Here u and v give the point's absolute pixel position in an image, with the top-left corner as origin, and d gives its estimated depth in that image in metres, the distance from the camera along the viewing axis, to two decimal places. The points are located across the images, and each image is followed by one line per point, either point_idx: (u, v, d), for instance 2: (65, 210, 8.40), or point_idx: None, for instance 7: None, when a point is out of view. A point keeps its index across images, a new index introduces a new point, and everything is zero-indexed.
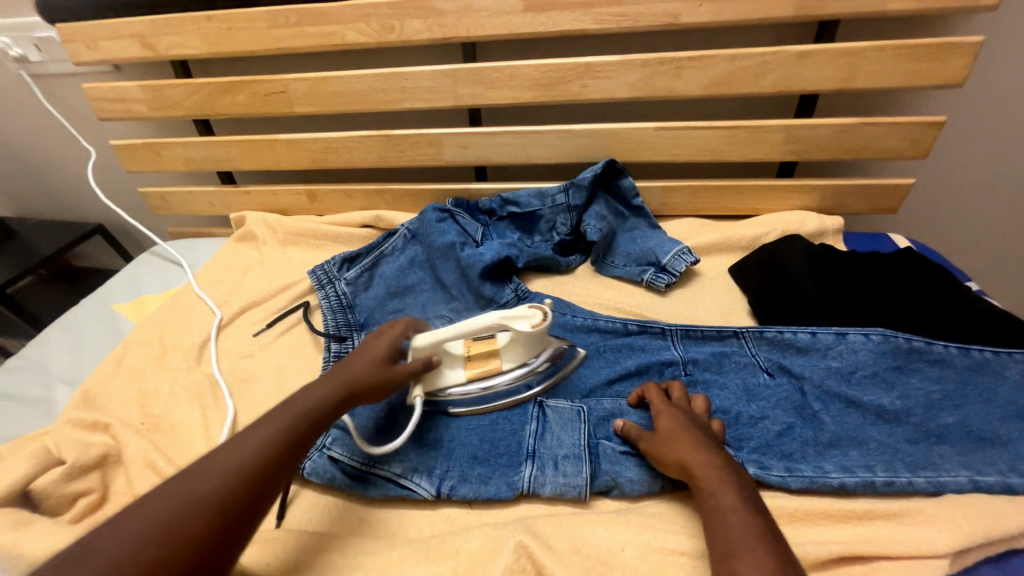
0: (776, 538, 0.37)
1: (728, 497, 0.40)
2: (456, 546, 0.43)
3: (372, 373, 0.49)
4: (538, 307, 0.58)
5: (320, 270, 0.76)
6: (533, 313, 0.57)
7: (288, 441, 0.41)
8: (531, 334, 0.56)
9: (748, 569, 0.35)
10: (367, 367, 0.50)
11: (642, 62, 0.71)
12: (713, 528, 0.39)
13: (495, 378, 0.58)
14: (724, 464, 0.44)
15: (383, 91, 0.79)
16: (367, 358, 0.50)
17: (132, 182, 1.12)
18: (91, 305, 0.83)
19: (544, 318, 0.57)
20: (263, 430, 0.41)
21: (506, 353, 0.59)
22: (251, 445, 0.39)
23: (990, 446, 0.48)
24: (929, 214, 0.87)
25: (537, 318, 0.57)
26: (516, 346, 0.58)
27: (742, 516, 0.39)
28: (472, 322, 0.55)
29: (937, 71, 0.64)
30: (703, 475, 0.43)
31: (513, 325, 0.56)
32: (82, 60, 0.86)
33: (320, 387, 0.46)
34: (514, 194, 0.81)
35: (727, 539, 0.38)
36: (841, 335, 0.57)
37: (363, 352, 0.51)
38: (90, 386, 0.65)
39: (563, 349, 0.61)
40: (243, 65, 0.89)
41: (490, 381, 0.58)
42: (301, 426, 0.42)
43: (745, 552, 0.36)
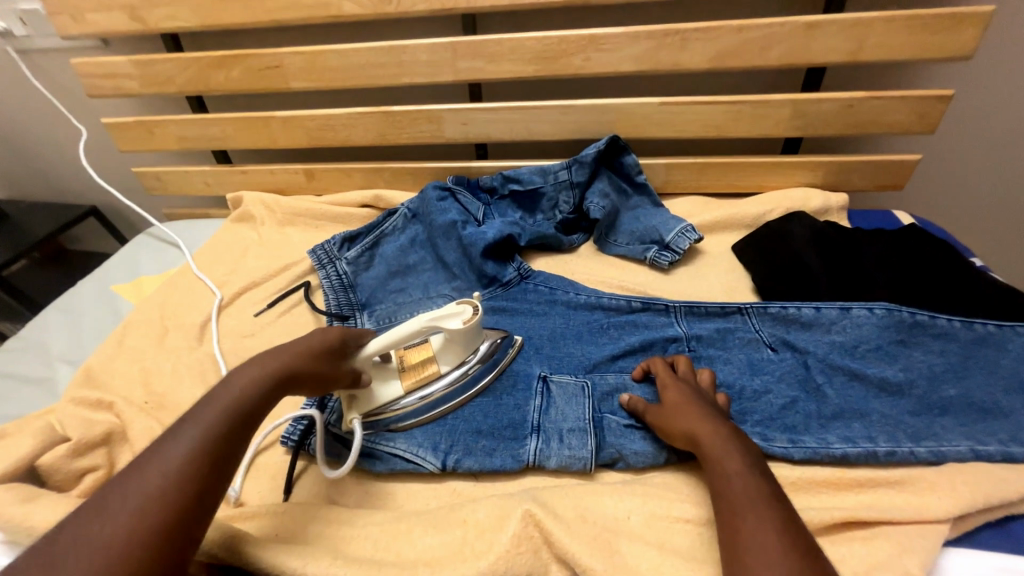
0: (782, 502, 0.37)
1: (733, 463, 0.41)
2: (464, 516, 0.44)
3: (313, 362, 0.46)
4: (467, 301, 0.55)
5: (320, 250, 0.75)
6: (463, 309, 0.54)
7: (230, 425, 0.38)
8: (464, 331, 0.54)
9: (753, 530, 0.35)
10: (305, 355, 0.45)
11: (646, 34, 0.69)
12: (718, 493, 0.40)
13: (433, 385, 0.55)
14: (729, 433, 0.43)
15: (381, 66, 0.77)
16: (305, 347, 0.46)
17: (125, 162, 1.10)
18: (88, 286, 0.82)
19: (474, 313, 0.55)
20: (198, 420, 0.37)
21: (443, 356, 0.56)
22: (190, 438, 0.35)
23: (991, 417, 0.48)
24: (932, 191, 0.86)
25: (468, 314, 0.54)
26: (451, 346, 0.55)
27: (747, 482, 0.39)
28: (399, 331, 0.51)
29: (948, 42, 0.63)
30: (709, 442, 0.43)
31: (443, 325, 0.52)
32: (69, 34, 0.83)
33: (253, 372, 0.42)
34: (515, 171, 0.80)
35: (732, 499, 0.38)
36: (845, 310, 0.57)
37: (299, 341, 0.47)
38: (92, 365, 0.65)
39: (500, 341, 0.60)
40: (236, 38, 0.87)
41: (427, 390, 0.55)
42: (243, 407, 0.39)
43: (750, 514, 0.36)
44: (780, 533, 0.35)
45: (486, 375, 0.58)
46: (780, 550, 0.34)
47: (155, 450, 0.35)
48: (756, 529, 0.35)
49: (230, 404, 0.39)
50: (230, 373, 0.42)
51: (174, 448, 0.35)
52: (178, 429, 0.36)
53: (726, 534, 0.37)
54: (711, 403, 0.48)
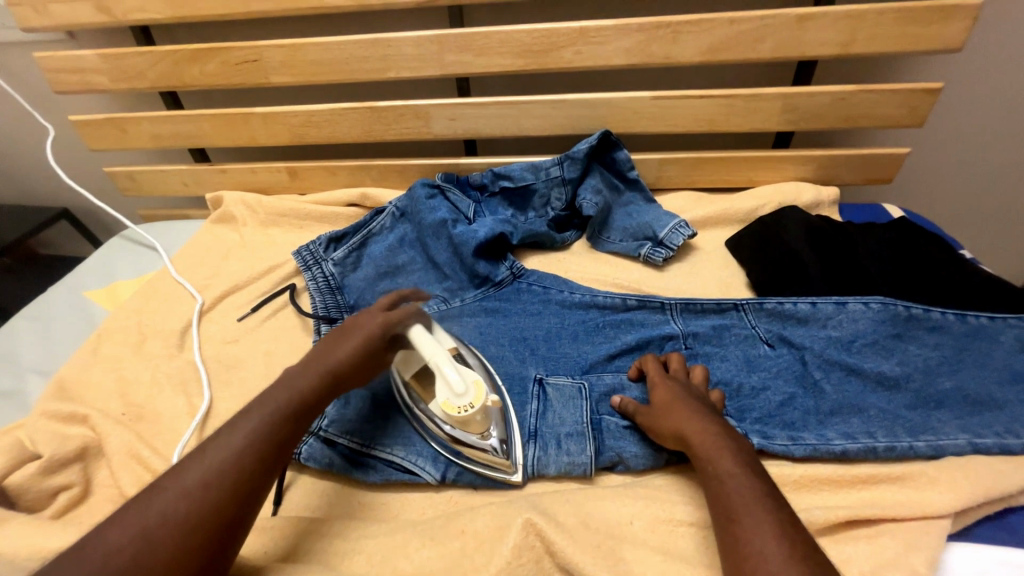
0: (779, 504, 0.37)
1: (727, 463, 0.40)
2: (462, 526, 0.43)
3: (354, 361, 0.47)
4: (475, 392, 0.47)
5: (305, 251, 0.73)
6: (461, 394, 0.47)
7: (281, 429, 0.40)
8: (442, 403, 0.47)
9: (750, 533, 0.35)
10: (353, 355, 0.47)
11: (638, 27, 0.68)
12: (713, 495, 0.39)
13: (493, 435, 0.49)
14: (720, 430, 0.43)
15: (366, 60, 0.74)
16: (357, 344, 0.48)
17: (96, 161, 1.05)
18: (58, 293, 0.78)
19: (462, 406, 0.47)
20: (250, 424, 0.40)
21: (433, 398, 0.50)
22: (242, 438, 0.39)
23: (986, 409, 0.49)
24: (919, 183, 0.87)
25: (458, 403, 0.47)
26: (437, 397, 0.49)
27: (742, 481, 0.38)
28: (424, 346, 0.48)
29: (937, 34, 0.63)
30: (701, 441, 0.42)
31: (438, 383, 0.47)
32: (31, 26, 0.79)
33: (306, 376, 0.44)
34: (506, 168, 0.78)
35: (729, 503, 0.37)
36: (841, 304, 0.57)
37: (352, 335, 0.48)
38: (64, 377, 0.62)
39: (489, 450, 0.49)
40: (211, 31, 0.83)
41: (468, 438, 0.49)
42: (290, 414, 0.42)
43: (748, 518, 0.36)
44: (778, 537, 0.34)
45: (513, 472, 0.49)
46: (779, 556, 0.33)
47: (205, 447, 0.38)
48: (754, 532, 0.35)
49: (283, 405, 0.42)
50: (285, 374, 0.45)
51: (231, 441, 0.38)
52: (237, 423, 0.40)
53: (724, 538, 0.36)
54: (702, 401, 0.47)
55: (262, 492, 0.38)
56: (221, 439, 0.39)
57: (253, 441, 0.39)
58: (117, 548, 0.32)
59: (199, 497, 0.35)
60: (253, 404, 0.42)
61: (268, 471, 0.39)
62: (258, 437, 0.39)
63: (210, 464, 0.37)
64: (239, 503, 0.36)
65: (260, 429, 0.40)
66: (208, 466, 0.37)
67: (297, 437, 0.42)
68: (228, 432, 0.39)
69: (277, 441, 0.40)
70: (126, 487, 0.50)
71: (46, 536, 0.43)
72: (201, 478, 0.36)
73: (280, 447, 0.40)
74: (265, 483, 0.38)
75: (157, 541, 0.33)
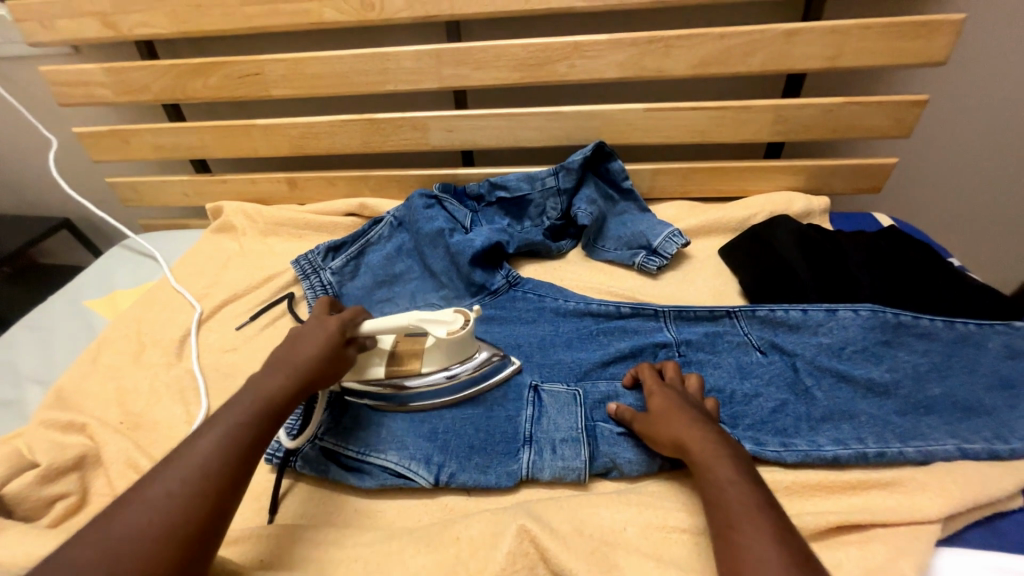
0: (774, 510, 0.37)
1: (725, 471, 0.40)
2: (457, 533, 0.43)
3: (319, 360, 0.47)
4: (463, 312, 0.55)
5: (303, 260, 0.73)
6: (454, 319, 0.54)
7: (251, 432, 0.40)
8: (451, 340, 0.54)
9: (750, 542, 0.35)
10: (316, 350, 0.48)
11: (630, 41, 0.69)
12: (712, 503, 0.39)
13: (454, 368, 0.56)
14: (711, 437, 0.43)
15: (365, 73, 0.76)
16: (319, 340, 0.49)
17: (99, 172, 1.06)
18: (58, 303, 0.78)
19: (463, 325, 0.54)
20: (218, 430, 0.40)
21: (427, 358, 0.56)
22: (211, 444, 0.39)
23: (975, 415, 0.49)
24: (909, 192, 0.89)
25: (458, 324, 0.54)
26: (436, 350, 0.55)
27: (739, 489, 0.39)
28: (391, 322, 0.53)
29: (920, 49, 0.65)
30: (698, 450, 0.43)
31: (433, 328, 0.53)
32: (38, 41, 0.80)
33: (271, 378, 0.44)
34: (502, 178, 0.79)
35: (728, 511, 0.38)
36: (831, 311, 0.58)
37: (311, 335, 0.49)
38: (63, 386, 0.62)
39: (497, 360, 0.58)
40: (213, 45, 0.85)
41: (432, 375, 0.55)
42: (260, 416, 0.42)
43: (746, 526, 0.36)
44: (776, 544, 0.34)
45: (507, 479, 0.49)
46: (780, 563, 0.33)
47: (174, 458, 0.38)
48: (752, 540, 0.35)
49: (251, 408, 0.42)
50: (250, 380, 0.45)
51: (200, 448, 0.38)
52: (206, 428, 0.40)
53: (723, 547, 0.36)
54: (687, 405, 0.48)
55: (236, 494, 0.38)
56: (189, 447, 0.38)
57: (224, 445, 0.39)
58: (90, 563, 0.32)
59: (173, 505, 0.35)
60: (218, 412, 0.42)
61: (241, 473, 0.39)
62: (227, 440, 0.39)
63: (181, 471, 0.37)
64: (211, 507, 0.36)
65: (231, 432, 0.40)
66: (180, 473, 0.37)
67: (267, 439, 0.42)
68: (197, 439, 0.39)
69: (247, 443, 0.40)
70: None
71: (43, 544, 0.44)
72: (173, 485, 0.36)
73: (250, 449, 0.40)
74: (239, 485, 0.38)
75: (133, 553, 0.32)
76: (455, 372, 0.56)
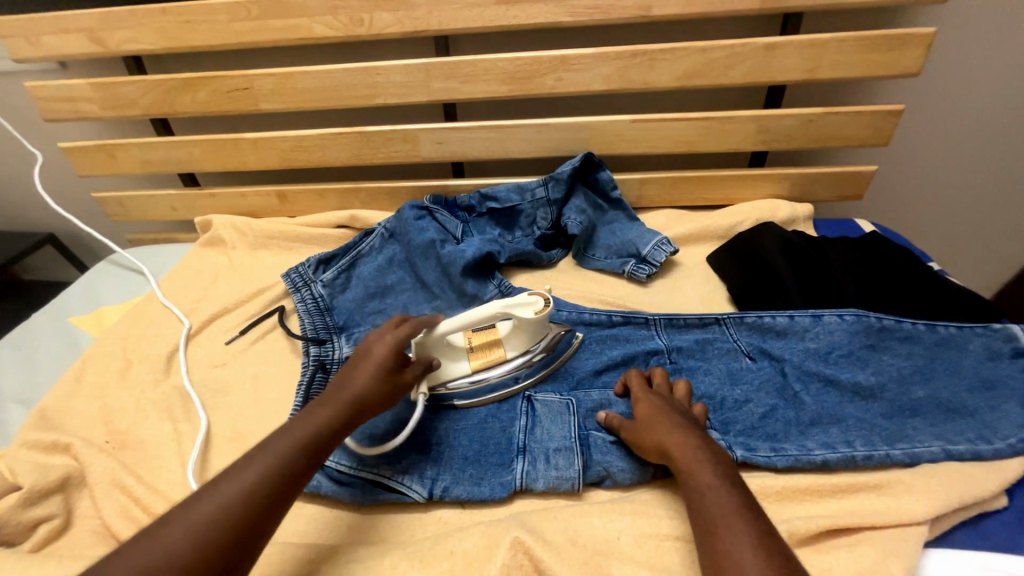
0: (755, 514, 0.37)
1: (708, 476, 0.41)
2: (451, 547, 0.43)
3: (376, 389, 0.47)
4: (539, 294, 0.59)
5: (294, 273, 0.73)
6: (535, 300, 0.58)
7: (296, 465, 0.40)
8: (535, 321, 0.57)
9: (731, 546, 0.35)
10: (370, 378, 0.47)
11: (616, 54, 0.71)
12: (692, 507, 0.40)
13: (513, 361, 0.59)
14: (695, 444, 0.44)
15: (354, 87, 0.76)
16: (375, 367, 0.48)
17: (84, 186, 1.05)
18: (41, 320, 0.77)
19: (545, 305, 0.58)
20: (265, 459, 0.39)
21: (511, 343, 0.59)
22: (255, 473, 0.38)
23: (958, 416, 0.50)
24: (890, 198, 0.91)
25: (539, 304, 0.58)
26: (519, 333, 0.59)
27: (722, 494, 0.39)
28: (475, 313, 0.56)
29: (894, 60, 0.67)
30: (682, 456, 0.43)
31: (517, 312, 0.57)
32: (23, 57, 0.80)
33: (325, 407, 0.44)
34: (492, 190, 0.80)
35: (709, 515, 0.38)
36: (817, 317, 0.59)
37: (371, 358, 0.49)
38: (47, 405, 0.61)
39: (562, 335, 0.62)
40: (202, 60, 0.85)
41: (494, 369, 0.59)
42: (308, 449, 0.41)
43: (727, 532, 0.36)
44: (757, 549, 0.35)
45: (501, 491, 0.49)
46: (757, 567, 0.34)
47: (219, 481, 0.38)
48: (733, 545, 0.35)
49: (301, 438, 0.41)
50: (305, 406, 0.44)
51: (245, 476, 0.38)
52: (252, 455, 0.40)
53: (704, 551, 0.37)
54: (679, 414, 0.48)
55: (268, 529, 0.37)
56: (235, 473, 0.38)
57: (267, 477, 0.38)
58: None
59: (208, 534, 0.34)
60: (270, 436, 0.41)
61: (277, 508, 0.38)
62: (270, 473, 0.38)
63: (223, 498, 0.36)
64: (242, 542, 0.35)
65: (273, 464, 0.39)
66: (219, 500, 0.36)
67: (309, 473, 0.41)
68: (245, 464, 0.39)
69: (289, 476, 0.39)
70: (108, 517, 0.50)
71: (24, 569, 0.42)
72: (213, 513, 0.35)
73: (289, 482, 0.39)
74: (270, 519, 0.37)
75: None
76: (534, 350, 0.60)
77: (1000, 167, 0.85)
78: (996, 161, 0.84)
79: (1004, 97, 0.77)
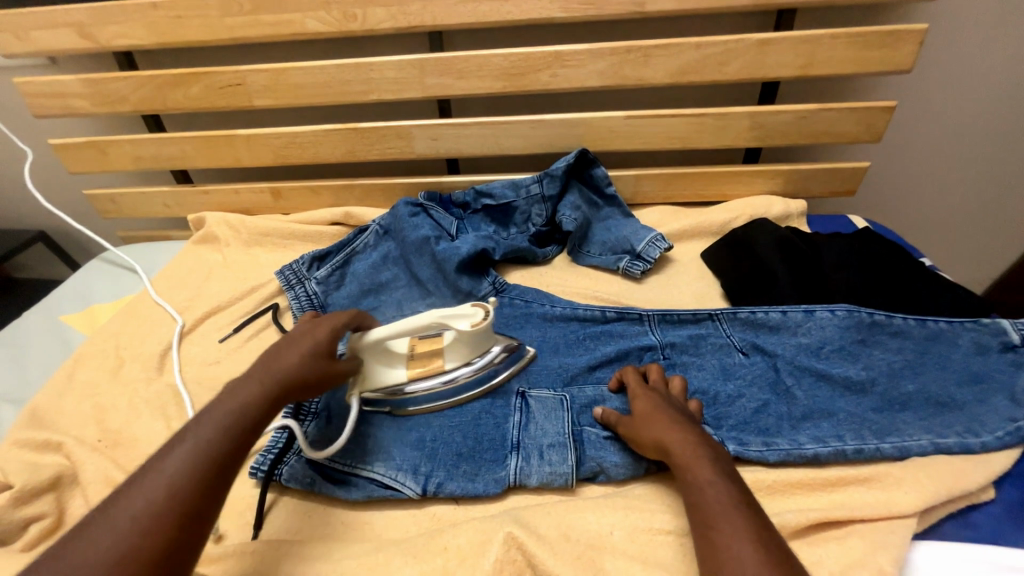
0: (751, 508, 0.38)
1: (704, 471, 0.41)
2: (444, 543, 0.43)
3: (303, 370, 0.45)
4: (481, 305, 0.57)
5: (288, 270, 0.73)
6: (475, 312, 0.57)
7: (224, 448, 0.38)
8: (473, 333, 0.56)
9: (729, 542, 0.36)
10: (296, 361, 0.46)
11: (610, 50, 0.71)
12: (691, 503, 0.40)
13: (461, 369, 0.57)
14: (686, 438, 0.44)
15: (347, 83, 0.76)
16: (309, 349, 0.47)
17: (76, 183, 1.04)
18: (33, 318, 0.77)
19: (485, 317, 0.56)
20: (189, 447, 0.38)
21: (450, 353, 0.57)
22: (179, 462, 0.37)
23: (947, 410, 0.51)
24: (883, 194, 0.91)
25: (479, 316, 0.56)
26: (459, 344, 0.57)
27: (717, 488, 0.39)
28: (410, 321, 0.54)
29: (886, 57, 0.67)
30: (678, 451, 0.43)
31: (454, 324, 0.55)
32: (12, 53, 0.79)
33: (248, 390, 0.42)
34: (487, 186, 0.80)
35: (706, 511, 0.38)
36: (809, 312, 0.59)
37: (296, 344, 0.48)
38: (39, 404, 0.61)
39: (518, 343, 0.61)
40: (193, 55, 0.84)
41: (446, 374, 0.57)
42: (235, 430, 0.40)
43: (725, 527, 0.36)
44: (754, 543, 0.35)
45: (495, 487, 0.49)
46: (756, 561, 0.34)
47: (144, 475, 0.36)
48: (731, 541, 0.36)
49: (224, 422, 0.40)
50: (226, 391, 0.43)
51: (169, 465, 0.36)
52: (176, 444, 0.38)
53: (704, 547, 0.37)
54: (668, 407, 0.48)
55: (210, 514, 0.36)
56: (159, 465, 0.37)
57: (193, 464, 0.37)
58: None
59: (139, 526, 0.33)
60: (192, 425, 0.40)
61: (215, 492, 0.37)
62: (196, 459, 0.37)
63: (150, 490, 0.35)
64: (182, 530, 0.34)
65: (199, 450, 0.38)
66: (148, 491, 0.35)
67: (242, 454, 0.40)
68: (168, 455, 0.37)
69: (217, 460, 0.38)
70: None
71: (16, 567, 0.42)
72: (140, 506, 0.34)
73: (221, 466, 0.38)
74: (209, 504, 0.36)
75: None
76: (482, 360, 0.58)
77: (990, 163, 0.85)
78: (986, 157, 0.85)
79: (994, 93, 0.78)
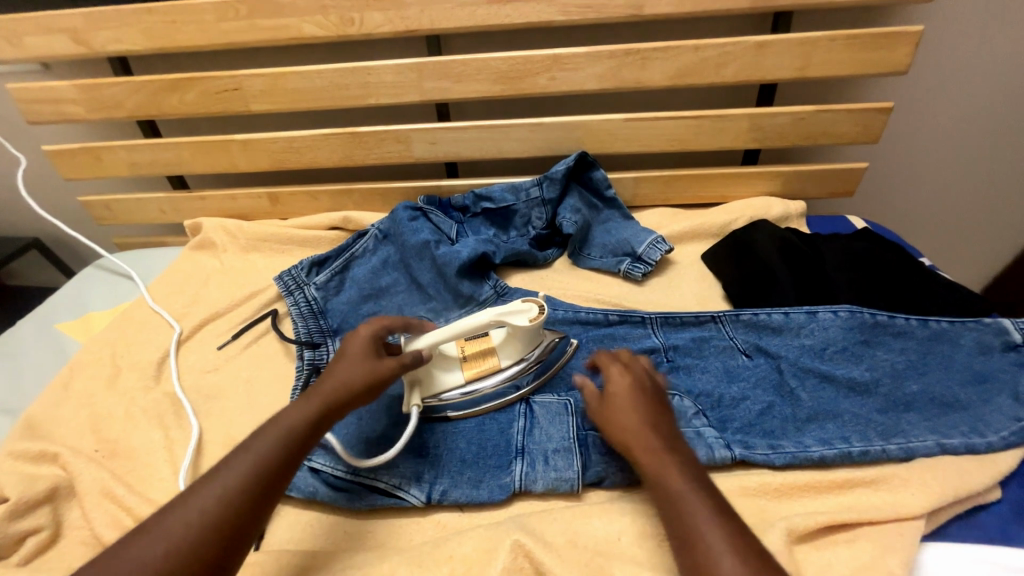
0: (729, 514, 0.38)
1: (680, 474, 0.40)
2: (450, 551, 0.42)
3: (356, 381, 0.45)
4: (533, 299, 0.56)
5: (287, 276, 0.72)
6: (529, 307, 0.55)
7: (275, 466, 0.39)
8: (530, 329, 0.55)
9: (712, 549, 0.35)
10: (348, 374, 0.45)
11: (608, 53, 0.71)
12: (670, 506, 0.39)
13: (501, 373, 0.56)
14: (662, 438, 0.43)
15: (345, 87, 0.76)
16: (352, 358, 0.47)
17: (70, 190, 1.03)
18: (28, 327, 0.76)
19: (540, 311, 0.55)
20: (242, 462, 0.39)
21: (504, 351, 0.56)
22: (232, 476, 0.38)
23: (952, 410, 0.51)
24: (881, 194, 0.92)
25: (534, 311, 0.55)
26: (513, 341, 0.56)
27: (693, 492, 0.39)
28: (466, 323, 0.53)
29: (882, 58, 0.68)
30: (652, 451, 0.43)
31: (511, 321, 0.54)
32: (5, 58, 0.78)
33: (303, 404, 0.43)
34: (487, 190, 0.80)
35: (687, 516, 0.38)
36: (811, 313, 0.59)
37: (350, 356, 0.47)
38: (34, 415, 0.60)
39: (557, 340, 0.60)
40: (189, 60, 0.84)
41: (484, 381, 0.56)
42: (286, 448, 0.40)
43: (704, 533, 0.36)
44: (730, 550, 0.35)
45: (500, 493, 0.49)
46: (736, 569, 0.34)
47: (201, 484, 0.38)
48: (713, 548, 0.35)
49: (277, 438, 0.40)
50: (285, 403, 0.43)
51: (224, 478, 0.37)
52: (233, 456, 0.39)
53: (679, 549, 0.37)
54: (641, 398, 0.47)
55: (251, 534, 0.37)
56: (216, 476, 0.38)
57: (244, 481, 0.38)
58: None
59: (188, 538, 0.34)
60: (250, 437, 0.41)
61: (259, 512, 0.37)
62: (248, 475, 0.38)
63: (203, 503, 0.36)
64: (225, 547, 0.35)
65: (251, 466, 0.38)
66: (202, 503, 0.36)
67: (291, 473, 0.40)
68: (225, 467, 0.38)
69: (267, 479, 0.38)
70: (99, 529, 0.49)
71: None
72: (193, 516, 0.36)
73: (270, 486, 0.38)
74: (253, 523, 0.37)
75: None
76: (529, 358, 0.57)
77: (987, 163, 0.86)
78: (983, 157, 0.85)
79: (990, 93, 0.79)
